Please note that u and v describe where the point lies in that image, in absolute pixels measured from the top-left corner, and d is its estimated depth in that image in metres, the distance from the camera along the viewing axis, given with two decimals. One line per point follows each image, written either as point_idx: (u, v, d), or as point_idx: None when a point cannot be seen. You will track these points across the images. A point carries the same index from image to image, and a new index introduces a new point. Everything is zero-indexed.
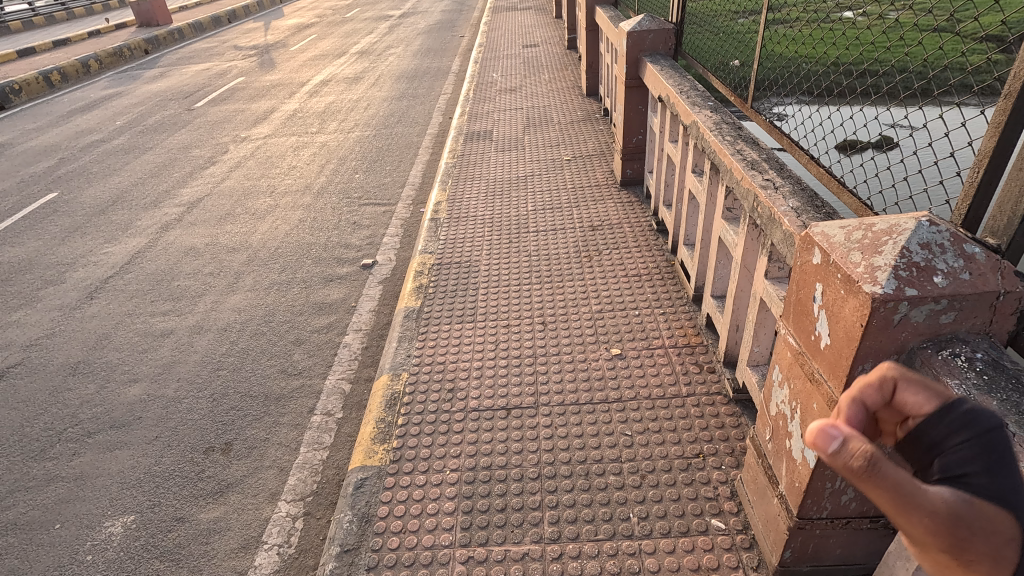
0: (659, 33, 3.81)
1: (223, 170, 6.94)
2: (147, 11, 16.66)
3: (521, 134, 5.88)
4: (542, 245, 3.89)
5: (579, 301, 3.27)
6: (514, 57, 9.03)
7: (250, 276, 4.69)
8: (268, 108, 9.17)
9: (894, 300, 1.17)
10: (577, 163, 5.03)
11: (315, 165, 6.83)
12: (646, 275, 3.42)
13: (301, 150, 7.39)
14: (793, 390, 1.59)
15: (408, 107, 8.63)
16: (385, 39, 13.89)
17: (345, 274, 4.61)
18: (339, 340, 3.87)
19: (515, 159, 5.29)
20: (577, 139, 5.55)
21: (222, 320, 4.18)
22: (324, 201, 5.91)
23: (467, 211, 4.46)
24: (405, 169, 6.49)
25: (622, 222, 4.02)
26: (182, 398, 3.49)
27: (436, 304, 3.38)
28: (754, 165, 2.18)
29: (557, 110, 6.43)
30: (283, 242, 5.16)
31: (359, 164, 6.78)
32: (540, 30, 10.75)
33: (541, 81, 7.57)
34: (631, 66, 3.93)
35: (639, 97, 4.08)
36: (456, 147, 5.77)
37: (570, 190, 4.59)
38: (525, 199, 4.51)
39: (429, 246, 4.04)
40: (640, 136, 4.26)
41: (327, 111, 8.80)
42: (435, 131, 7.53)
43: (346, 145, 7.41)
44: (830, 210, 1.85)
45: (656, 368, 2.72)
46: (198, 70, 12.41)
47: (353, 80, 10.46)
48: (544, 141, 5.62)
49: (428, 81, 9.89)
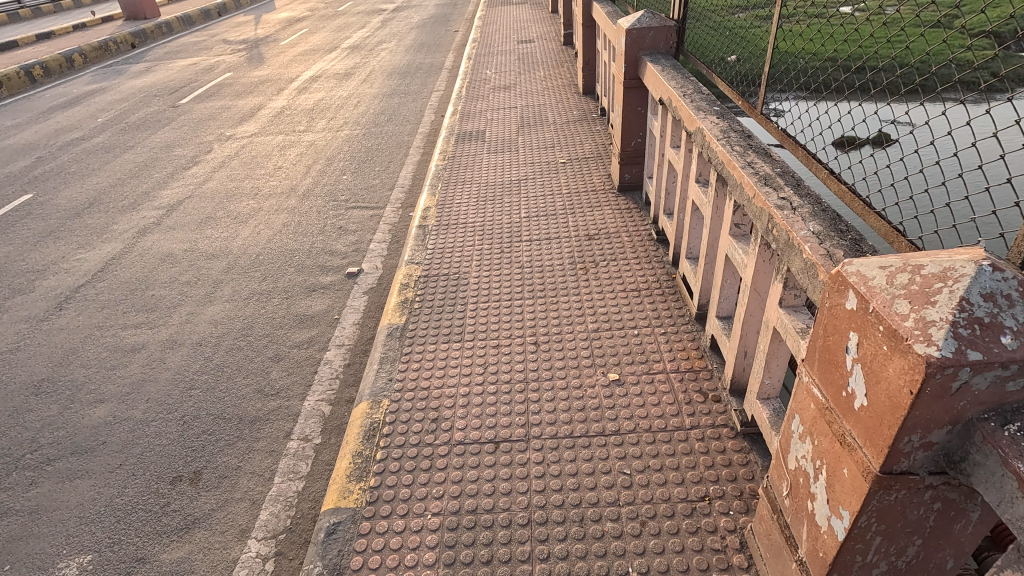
0: (659, 31, 3.59)
1: (206, 170, 6.68)
2: (134, 3, 16.28)
3: (515, 134, 5.66)
4: (536, 255, 3.67)
5: (574, 320, 3.05)
6: (509, 53, 8.78)
7: (228, 285, 4.46)
8: (255, 105, 8.90)
9: (953, 366, 0.96)
10: (573, 166, 4.81)
11: (302, 166, 6.59)
12: (645, 289, 3.21)
13: (287, 149, 7.14)
14: (817, 447, 1.38)
15: (399, 105, 8.38)
16: (377, 33, 13.60)
17: (329, 284, 4.39)
18: (320, 356, 3.65)
19: (508, 161, 5.07)
20: (573, 140, 5.33)
21: (197, 333, 3.95)
22: (309, 204, 5.67)
23: (458, 217, 4.23)
24: (394, 170, 6.26)
25: (620, 231, 3.81)
26: (151, 420, 3.27)
27: (421, 322, 3.16)
28: (767, 180, 1.97)
29: (553, 108, 6.20)
30: (264, 249, 4.92)
31: (346, 165, 6.54)
32: (535, 25, 10.50)
33: (536, 78, 7.33)
34: (630, 65, 3.71)
35: (638, 98, 3.85)
36: (447, 148, 5.53)
37: (566, 195, 4.37)
38: (518, 206, 4.28)
39: (416, 256, 3.82)
40: (640, 139, 4.04)
41: (316, 109, 8.54)
42: (427, 130, 7.29)
43: (334, 145, 7.16)
44: (856, 236, 1.63)
45: (657, 397, 2.51)
46: (185, 65, 12.10)
47: (344, 76, 10.19)
48: (538, 143, 5.40)
49: (420, 77, 9.64)
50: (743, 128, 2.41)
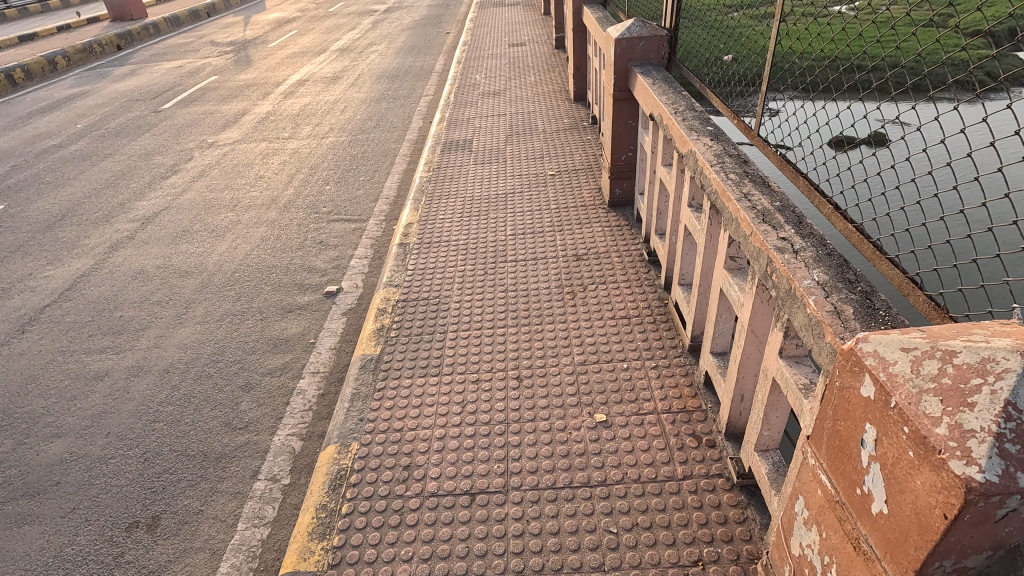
0: (650, 40, 3.40)
1: (185, 179, 6.47)
2: (121, 4, 16.01)
3: (503, 143, 5.46)
4: (521, 276, 3.48)
5: (559, 351, 2.86)
6: (500, 56, 8.58)
7: (201, 306, 4.25)
8: (239, 110, 8.68)
9: (999, 494, 0.79)
10: (562, 179, 4.62)
11: (285, 175, 6.38)
12: (635, 317, 3.02)
13: (270, 157, 6.92)
14: (825, 539, 1.19)
15: (387, 110, 8.18)
16: (367, 35, 13.37)
17: (307, 304, 4.20)
18: (293, 386, 3.45)
19: (495, 173, 4.88)
20: (563, 151, 5.13)
21: (165, 359, 3.74)
22: (290, 217, 5.46)
23: (441, 234, 4.04)
24: (379, 181, 6.06)
25: (610, 250, 3.62)
26: (109, 458, 3.07)
27: (398, 352, 2.97)
28: (767, 216, 1.78)
29: (543, 116, 6.01)
30: (241, 265, 4.72)
31: (330, 174, 6.33)
32: (527, 27, 10.31)
33: (526, 83, 7.14)
34: (619, 76, 3.52)
35: (629, 110, 3.66)
36: (433, 159, 5.32)
37: (554, 211, 4.18)
38: (504, 222, 4.09)
39: (395, 277, 3.62)
40: (631, 153, 3.86)
41: (302, 114, 8.32)
42: (414, 137, 7.09)
43: (319, 152, 6.95)
44: (867, 287, 1.45)
45: (647, 442, 2.33)
46: (170, 68, 11.85)
47: (332, 79, 9.97)
48: (527, 153, 5.20)
49: (410, 81, 9.43)
50: (739, 152, 2.22)
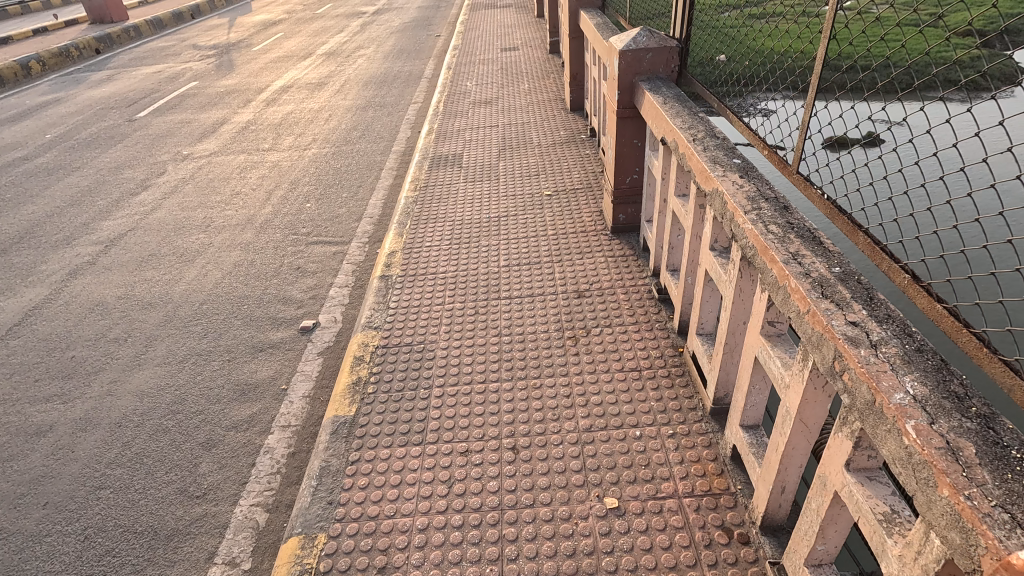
0: (658, 52, 3.04)
1: (156, 196, 6.05)
2: (100, 6, 15.50)
3: (495, 158, 5.10)
4: (516, 317, 3.10)
5: (560, 413, 2.48)
6: (491, 62, 8.21)
7: (163, 345, 3.84)
8: (218, 119, 8.25)
9: None
10: (560, 200, 4.25)
11: (263, 191, 5.97)
12: (646, 369, 2.65)
13: (249, 170, 6.51)
14: None
15: (373, 119, 7.79)
16: (355, 38, 12.96)
17: (279, 341, 3.81)
18: (260, 443, 3.06)
19: (487, 193, 4.50)
20: (559, 167, 4.77)
21: (118, 410, 3.33)
22: (266, 239, 5.05)
23: (427, 264, 3.66)
24: (363, 198, 5.66)
25: (616, 286, 3.25)
26: (46, 535, 2.67)
27: (375, 414, 2.59)
28: (827, 289, 1.41)
29: (537, 127, 5.65)
30: (210, 296, 4.32)
31: (312, 190, 5.93)
32: (519, 30, 9.95)
33: (519, 91, 6.77)
34: (624, 92, 3.16)
35: (634, 129, 3.30)
36: (420, 176, 4.94)
37: (552, 237, 3.80)
38: (497, 251, 3.71)
39: (375, 316, 3.24)
40: (635, 176, 3.49)
41: (284, 124, 7.90)
42: (402, 148, 6.71)
43: (300, 166, 6.55)
44: (982, 407, 1.09)
45: (668, 538, 1.97)
46: (148, 73, 11.39)
47: (317, 85, 9.56)
48: (522, 170, 4.82)
49: (398, 87, 9.05)
50: (777, 193, 1.86)
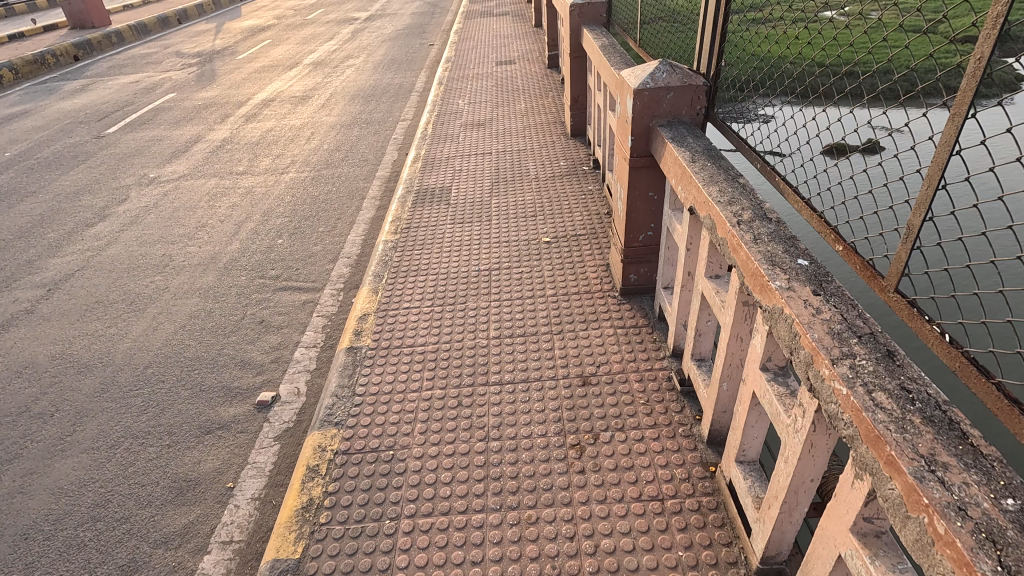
0: (681, 92, 2.52)
1: (113, 227, 5.48)
2: (80, 10, 14.93)
3: (487, 192, 4.57)
4: (507, 412, 2.55)
5: (562, 568, 1.95)
6: (485, 76, 7.67)
7: (94, 423, 3.28)
8: (192, 136, 7.69)
9: None
10: (561, 249, 3.70)
11: (231, 224, 5.41)
12: (670, 500, 2.12)
13: (218, 198, 5.95)
14: None
15: (358, 139, 7.24)
16: (345, 47, 12.41)
17: (231, 421, 3.24)
18: (193, 567, 2.50)
19: (477, 238, 3.95)
20: (560, 209, 4.21)
21: (27, 516, 2.77)
22: (230, 285, 4.48)
23: (403, 332, 3.10)
24: (340, 234, 5.11)
25: (629, 370, 2.70)
26: None
27: (327, 559, 2.05)
28: (1000, 551, 0.89)
29: (535, 155, 5.13)
30: (157, 357, 3.75)
31: (285, 223, 5.36)
32: (515, 41, 9.43)
33: (515, 111, 6.24)
34: (639, 138, 2.64)
35: (649, 180, 2.77)
36: (402, 215, 4.37)
37: (552, 299, 3.25)
38: (487, 316, 3.16)
39: (337, 406, 2.69)
40: (651, 232, 2.96)
41: (262, 143, 7.32)
42: (387, 174, 6.17)
43: (275, 193, 6.00)
44: None
45: None
46: (126, 83, 10.83)
47: (301, 99, 9.01)
48: (517, 210, 4.27)
49: (386, 102, 8.52)
50: (871, 328, 1.31)
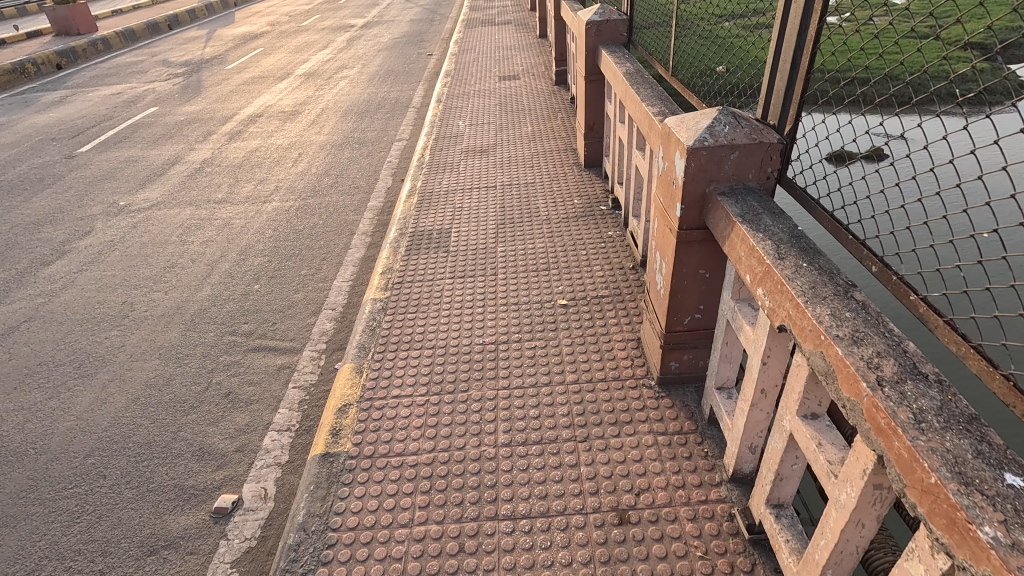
0: (749, 149, 1.95)
1: (72, 266, 4.89)
2: (65, 17, 14.40)
3: (493, 236, 4.01)
4: (522, 564, 1.98)
5: None
6: (487, 93, 7.14)
7: (13, 537, 2.69)
8: (171, 156, 7.11)
9: None
10: (582, 316, 3.12)
11: (204, 264, 4.83)
12: None
13: (192, 231, 5.37)
14: None
15: (350, 161, 6.67)
16: (339, 56, 11.85)
17: (179, 537, 2.64)
18: None
19: (481, 297, 3.38)
20: (575, 261, 3.63)
21: None
22: (195, 344, 3.88)
23: (392, 432, 2.53)
24: (325, 279, 4.53)
25: (677, 501, 2.13)
26: None
27: None
28: None
29: (545, 189, 4.59)
30: (100, 443, 3.15)
31: (264, 264, 4.78)
32: (519, 54, 8.87)
33: (521, 134, 5.72)
34: (691, 207, 2.07)
35: (701, 255, 2.20)
36: (393, 264, 3.79)
37: (573, 388, 2.66)
38: (494, 410, 2.58)
39: (304, 546, 2.12)
40: (699, 314, 2.38)
41: (245, 166, 6.73)
42: (380, 204, 5.61)
43: (256, 225, 5.42)
44: None
45: None
46: (107, 94, 10.26)
47: (290, 114, 8.44)
48: (526, 262, 3.68)
49: (381, 119, 7.94)
50: None
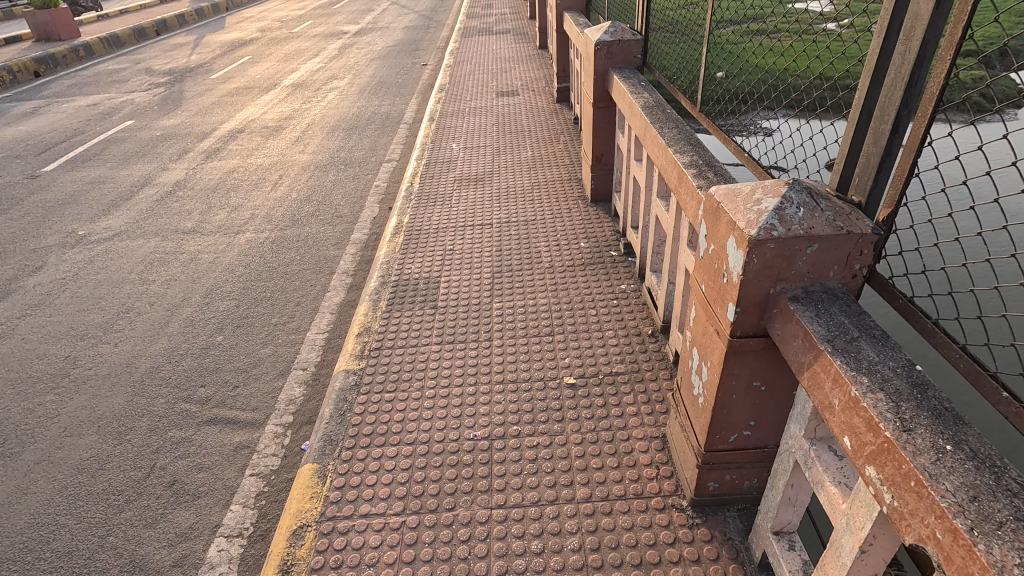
0: (832, 240, 1.43)
1: (15, 310, 4.35)
2: (46, 22, 13.90)
3: (488, 288, 3.49)
4: None
5: None
6: (483, 109, 6.66)
7: None
8: (141, 178, 6.58)
9: None
10: (594, 401, 2.60)
11: (163, 309, 4.29)
12: None
13: (155, 268, 4.84)
14: None
15: (335, 184, 6.15)
16: (330, 65, 11.35)
17: None
18: None
19: (473, 369, 2.87)
20: (583, 323, 3.10)
21: None
22: (140, 415, 3.35)
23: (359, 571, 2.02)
24: (297, 330, 4.00)
25: None
26: None
27: None
28: None
29: (548, 229, 4.08)
30: (10, 554, 2.61)
31: (231, 309, 4.25)
32: (518, 66, 8.37)
33: (520, 158, 5.25)
34: (748, 310, 1.56)
35: (757, 365, 1.68)
36: (371, 323, 3.26)
37: (586, 509, 2.15)
38: (486, 542, 2.07)
39: None
40: (747, 431, 1.86)
41: (220, 189, 6.20)
42: (365, 236, 5.09)
43: (226, 260, 4.89)
44: None
45: None
46: (83, 105, 9.73)
47: (274, 129, 7.92)
48: (526, 323, 3.15)
49: (371, 136, 7.43)
50: None
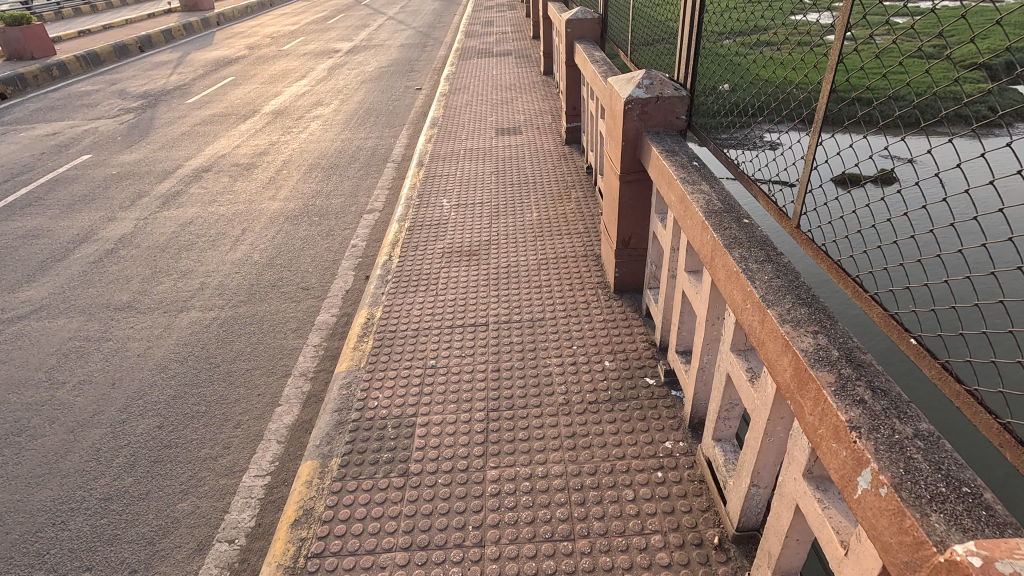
0: None
1: None
2: (18, 40, 13.11)
3: (481, 438, 2.54)
4: None
5: None
6: (479, 149, 5.79)
7: None
8: (83, 230, 5.65)
9: None
10: None
11: (65, 431, 3.33)
12: None
13: (68, 364, 3.87)
14: None
15: (305, 242, 5.23)
16: (317, 88, 10.49)
17: None
18: None
19: None
20: (616, 516, 2.16)
21: None
22: None
23: None
24: (232, 470, 3.04)
25: None
26: None
27: None
28: None
29: (564, 334, 3.13)
30: None
31: (152, 432, 3.29)
32: (520, 96, 7.46)
33: (523, 219, 4.35)
34: None
35: None
36: (314, 504, 2.31)
37: None
38: None
39: None
40: None
41: (171, 248, 5.26)
42: (334, 319, 4.15)
43: (159, 353, 3.93)
44: None
45: None
46: (42, 134, 8.85)
47: (245, 167, 7.01)
48: (534, 512, 2.20)
49: (353, 177, 6.52)
50: None
